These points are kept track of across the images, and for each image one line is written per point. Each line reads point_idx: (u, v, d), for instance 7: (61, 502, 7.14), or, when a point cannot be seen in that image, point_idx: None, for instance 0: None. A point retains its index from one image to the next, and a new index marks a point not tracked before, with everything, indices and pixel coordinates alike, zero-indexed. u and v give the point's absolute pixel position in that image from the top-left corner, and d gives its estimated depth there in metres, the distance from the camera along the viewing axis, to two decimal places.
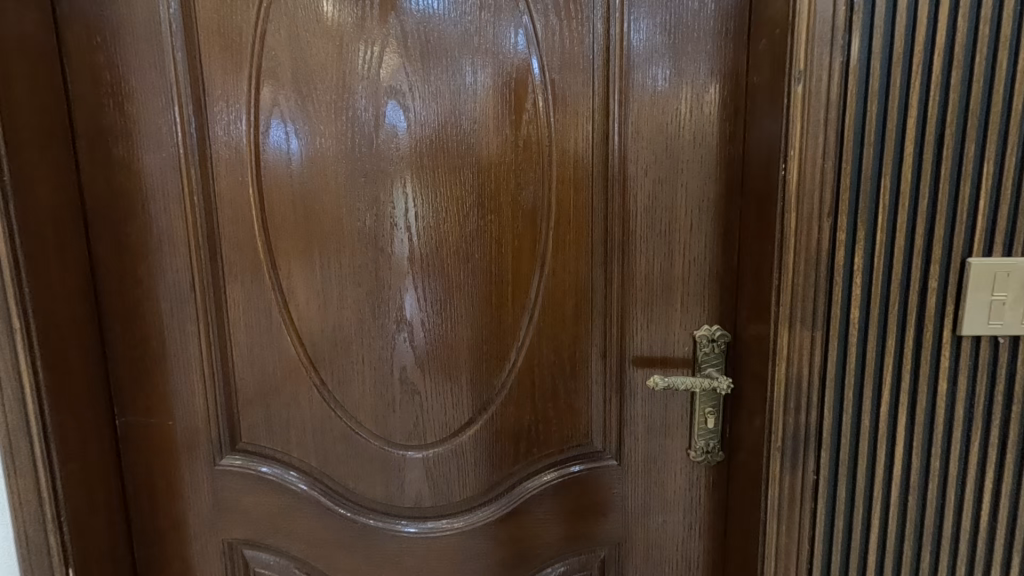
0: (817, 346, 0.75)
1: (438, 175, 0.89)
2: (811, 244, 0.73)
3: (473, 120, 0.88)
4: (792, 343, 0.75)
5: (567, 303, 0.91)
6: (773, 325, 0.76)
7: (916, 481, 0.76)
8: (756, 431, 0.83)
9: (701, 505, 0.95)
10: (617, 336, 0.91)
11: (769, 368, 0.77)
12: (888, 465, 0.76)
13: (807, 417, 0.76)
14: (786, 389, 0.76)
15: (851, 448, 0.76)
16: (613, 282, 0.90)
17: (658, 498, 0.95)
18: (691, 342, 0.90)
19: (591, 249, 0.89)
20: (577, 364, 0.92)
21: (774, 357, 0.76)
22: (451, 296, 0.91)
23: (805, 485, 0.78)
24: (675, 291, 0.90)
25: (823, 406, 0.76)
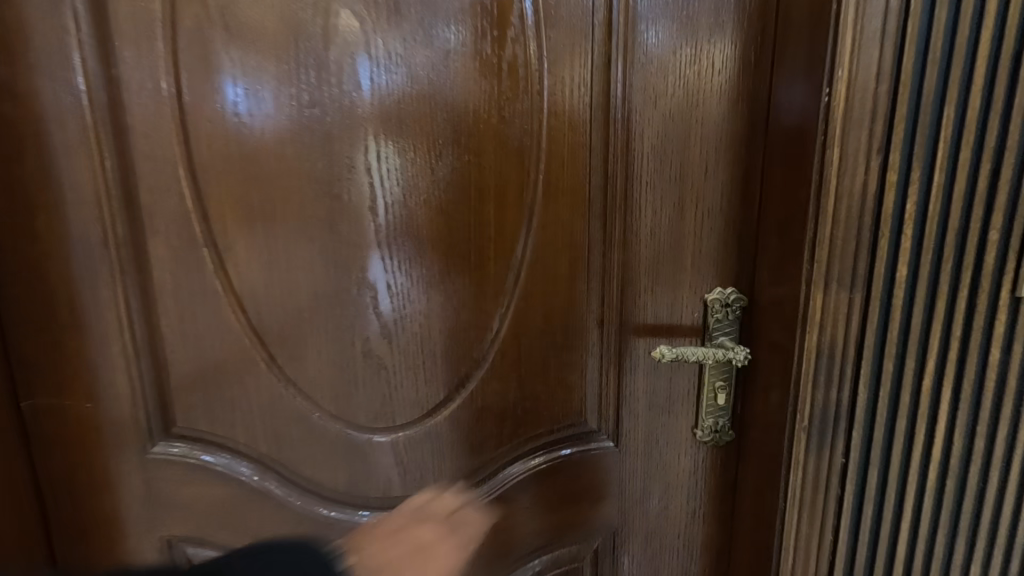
0: (857, 309, 0.64)
1: (407, 110, 0.73)
2: (857, 187, 0.61)
3: (450, 40, 0.72)
4: (829, 305, 0.64)
5: (560, 262, 0.78)
6: (807, 285, 0.65)
7: (958, 466, 0.66)
8: (774, 406, 0.72)
9: (707, 490, 0.84)
10: (619, 300, 0.79)
11: (799, 335, 0.66)
12: (927, 447, 0.67)
13: (840, 391, 0.66)
14: (818, 359, 0.65)
15: (886, 427, 0.67)
16: (613, 239, 0.77)
17: (659, 483, 0.84)
18: (702, 307, 0.78)
19: (589, 198, 0.76)
20: (572, 333, 0.80)
21: (807, 322, 0.65)
22: (424, 255, 0.77)
23: (832, 470, 0.68)
24: (684, 249, 0.77)
25: (859, 378, 0.65)
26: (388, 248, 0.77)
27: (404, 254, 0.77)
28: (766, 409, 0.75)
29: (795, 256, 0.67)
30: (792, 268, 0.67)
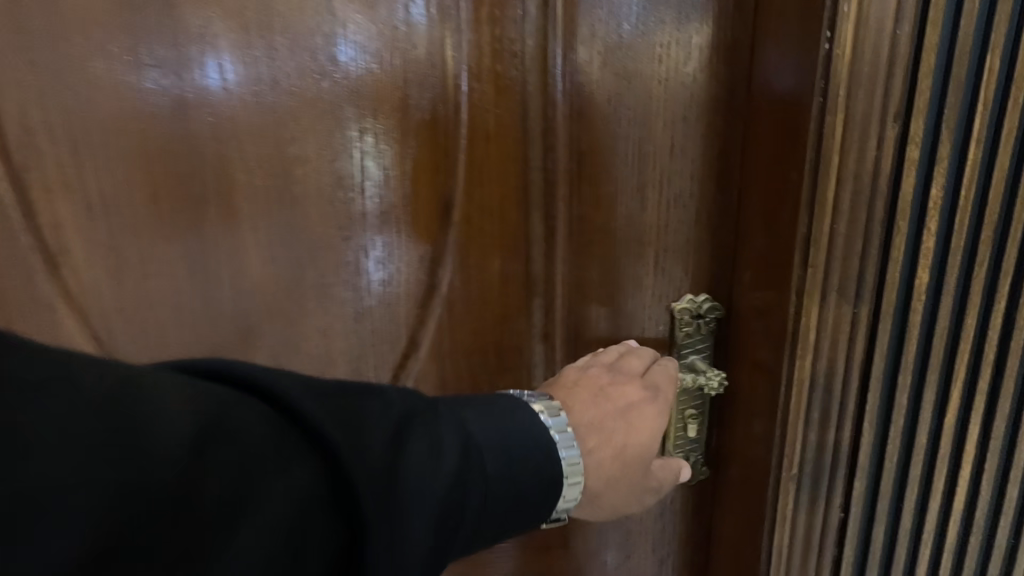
0: (862, 329, 0.49)
1: (321, 84, 0.56)
2: (863, 169, 0.46)
3: (397, 6, 0.55)
4: (827, 325, 0.49)
5: (492, 264, 0.62)
6: (798, 298, 0.50)
7: (984, 520, 0.53)
8: (754, 441, 0.58)
9: (677, 536, 0.70)
10: (567, 312, 0.64)
11: (786, 362, 0.51)
12: (946, 498, 0.53)
13: (838, 432, 0.52)
14: (811, 392, 0.51)
15: (897, 475, 0.53)
16: (559, 234, 0.61)
17: (619, 527, 0.70)
18: (667, 320, 0.63)
19: (527, 184, 0.60)
20: (511, 352, 0.65)
21: (798, 346, 0.50)
22: (318, 259, 0.61)
23: (827, 527, 0.54)
24: (646, 247, 0.61)
25: (859, 417, 0.51)
26: (269, 250, 0.60)
27: (292, 258, 0.60)
28: (748, 447, 0.60)
29: (784, 260, 0.50)
30: (778, 274, 0.51)
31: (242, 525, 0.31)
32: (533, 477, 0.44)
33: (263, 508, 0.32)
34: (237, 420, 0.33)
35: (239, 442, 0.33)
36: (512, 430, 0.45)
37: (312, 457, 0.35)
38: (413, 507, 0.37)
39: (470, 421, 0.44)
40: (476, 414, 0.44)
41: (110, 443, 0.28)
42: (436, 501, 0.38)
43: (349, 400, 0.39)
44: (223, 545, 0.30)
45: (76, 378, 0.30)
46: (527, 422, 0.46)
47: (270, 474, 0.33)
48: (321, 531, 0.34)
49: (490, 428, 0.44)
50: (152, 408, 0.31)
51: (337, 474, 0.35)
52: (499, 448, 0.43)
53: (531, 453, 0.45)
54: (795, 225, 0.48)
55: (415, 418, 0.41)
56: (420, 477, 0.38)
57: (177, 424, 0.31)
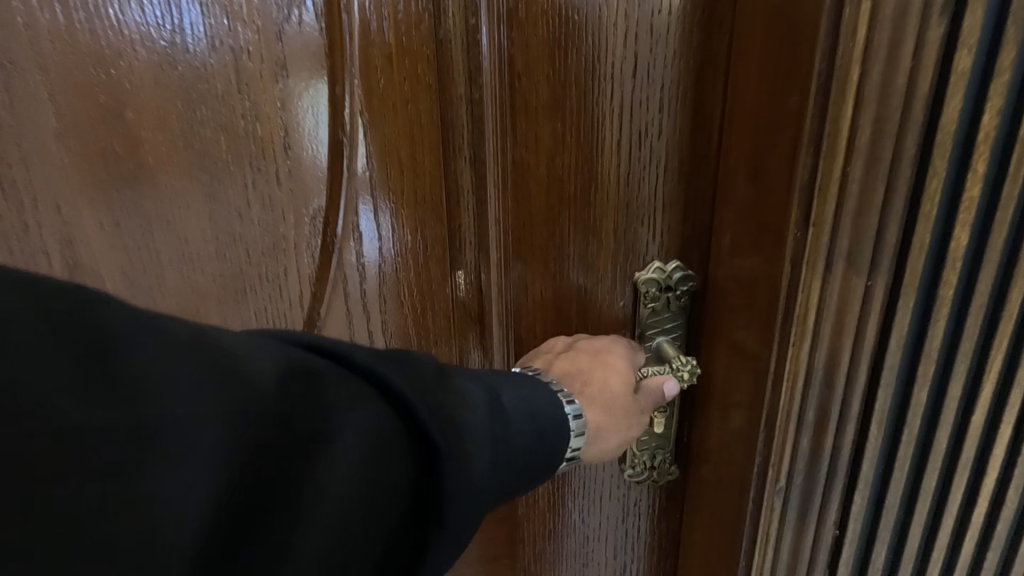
0: (875, 309, 0.37)
1: None
2: (894, 86, 0.33)
3: None
4: (830, 304, 0.38)
5: (407, 227, 0.49)
6: (793, 267, 0.38)
7: (1001, 543, 0.44)
8: (732, 440, 0.47)
9: (641, 544, 0.59)
10: (506, 285, 0.52)
11: (773, 350, 0.40)
12: (959, 517, 0.43)
13: (837, 436, 0.41)
14: (805, 388, 0.40)
15: (908, 485, 0.42)
16: (493, 186, 0.49)
17: (575, 528, 0.60)
18: (631, 295, 0.49)
19: (452, 121, 0.47)
20: (440, 334, 0.53)
21: (795, 331, 0.39)
22: (175, 223, 0.46)
23: (818, 544, 0.44)
24: (603, 202, 0.46)
25: (866, 418, 0.40)
26: (109, 213, 0.46)
27: (140, 223, 0.46)
28: (726, 453, 0.48)
29: (777, 217, 0.38)
30: (769, 234, 0.39)
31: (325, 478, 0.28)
32: (558, 434, 0.40)
33: (338, 462, 0.28)
34: (309, 371, 0.29)
35: (314, 395, 0.29)
36: (534, 397, 0.40)
37: (380, 411, 0.31)
38: (479, 463, 0.34)
39: (497, 386, 0.39)
40: (503, 382, 0.40)
41: (197, 389, 0.24)
42: (495, 460, 0.35)
43: (409, 361, 0.35)
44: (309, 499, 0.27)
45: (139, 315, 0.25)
46: (544, 394, 0.40)
47: (341, 426, 0.29)
48: (391, 488, 0.30)
49: (515, 398, 0.39)
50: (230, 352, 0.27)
51: (404, 427, 0.31)
52: (523, 410, 0.38)
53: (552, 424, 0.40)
54: (794, 169, 0.36)
55: (463, 375, 0.37)
56: (485, 433, 0.34)
57: (255, 372, 0.27)
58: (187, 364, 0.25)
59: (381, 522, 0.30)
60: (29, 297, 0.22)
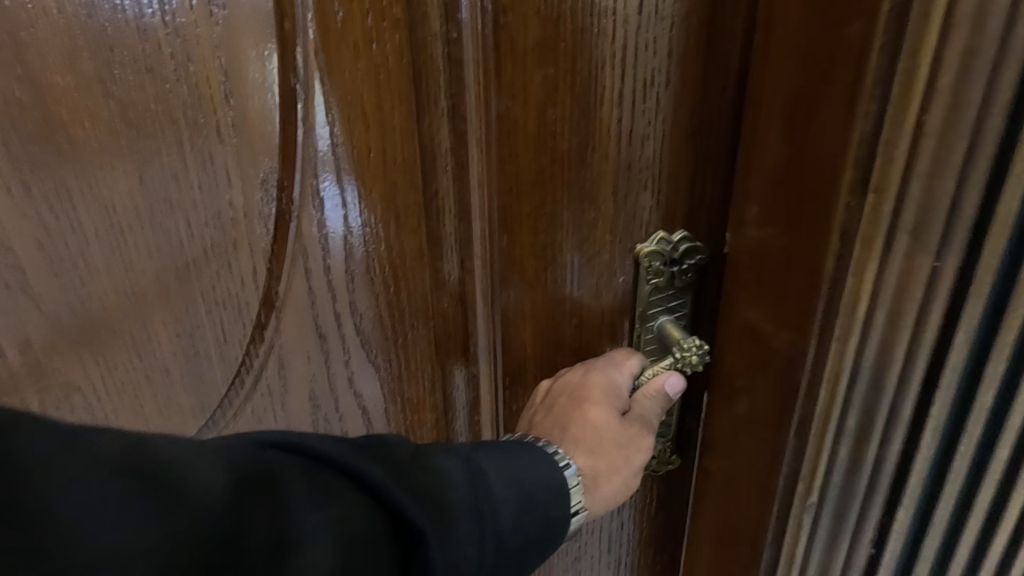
0: (943, 286, 0.34)
1: None
2: (988, 21, 0.28)
3: None
4: (889, 284, 0.34)
5: (373, 194, 0.42)
6: (843, 239, 0.34)
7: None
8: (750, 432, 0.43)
9: (637, 533, 0.55)
10: (491, 262, 0.45)
11: (814, 332, 0.37)
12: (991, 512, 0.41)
13: (883, 421, 0.38)
14: (856, 364, 0.37)
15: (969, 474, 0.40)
16: (475, 145, 0.41)
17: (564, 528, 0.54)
18: (632, 269, 0.44)
19: (426, 67, 0.39)
20: (416, 322, 0.47)
21: (843, 312, 0.36)
22: (97, 186, 0.39)
23: (867, 531, 0.43)
24: (604, 164, 0.41)
25: (911, 400, 0.38)
26: (16, 171, 0.38)
27: (55, 183, 0.39)
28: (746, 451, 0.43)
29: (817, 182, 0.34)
30: (809, 205, 0.34)
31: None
32: (559, 515, 0.35)
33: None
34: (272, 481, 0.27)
35: (271, 507, 0.26)
36: (532, 470, 0.35)
37: (350, 507, 0.28)
38: (469, 556, 0.31)
39: (489, 460, 0.34)
40: (497, 453, 0.35)
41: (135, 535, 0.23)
42: (481, 559, 0.31)
43: (380, 446, 0.31)
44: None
45: (79, 443, 0.23)
46: (542, 466, 0.36)
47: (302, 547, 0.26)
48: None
49: (509, 477, 0.34)
50: (175, 477, 0.24)
51: (382, 532, 0.28)
52: (519, 489, 0.34)
53: (550, 502, 0.35)
54: (851, 123, 0.31)
55: (452, 453, 0.33)
56: (466, 532, 0.31)
57: (201, 494, 0.24)
58: (129, 502, 0.23)
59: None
60: None
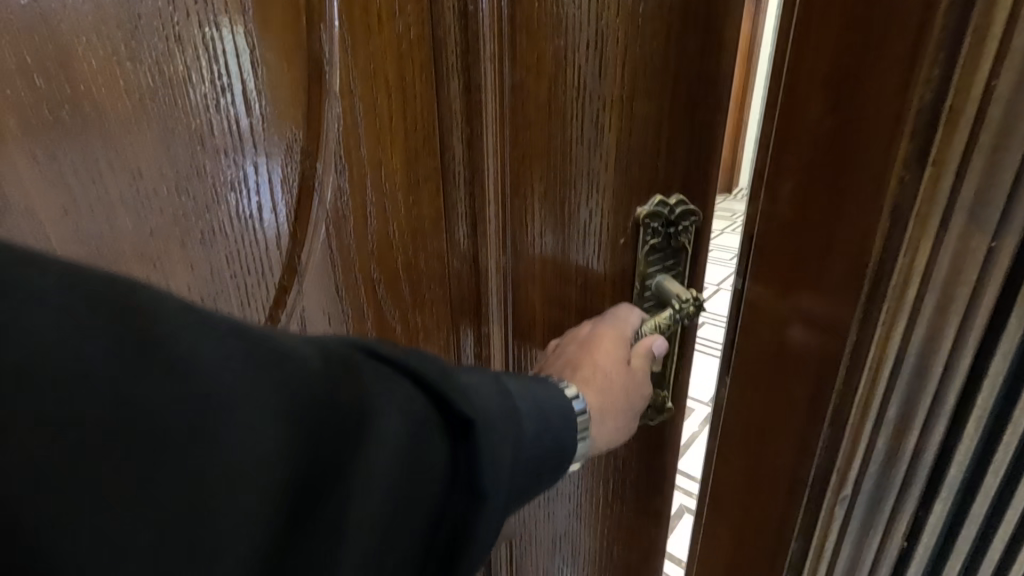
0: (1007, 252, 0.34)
1: None
2: None
3: None
4: (947, 254, 0.34)
5: (394, 164, 0.45)
6: (893, 212, 0.34)
7: (994, 502, 0.45)
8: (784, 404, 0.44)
9: (636, 461, 0.64)
10: (503, 224, 0.49)
11: (862, 303, 0.37)
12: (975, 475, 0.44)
13: (918, 395, 0.38)
14: (905, 343, 0.37)
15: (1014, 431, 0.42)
16: (489, 115, 0.45)
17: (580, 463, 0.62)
18: (631, 232, 0.50)
19: (443, 46, 0.43)
20: (437, 283, 0.50)
21: (892, 284, 0.35)
22: (118, 151, 0.38)
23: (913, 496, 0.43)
24: (606, 133, 0.46)
25: (960, 366, 0.38)
26: (25, 136, 0.35)
27: (72, 148, 0.37)
28: (782, 428, 0.44)
29: (879, 157, 0.34)
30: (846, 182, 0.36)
31: (363, 476, 0.26)
32: (571, 432, 0.40)
33: (374, 460, 0.26)
34: (347, 362, 0.28)
35: (354, 388, 0.27)
36: (547, 397, 0.39)
37: (415, 399, 0.30)
38: (506, 459, 0.33)
39: (513, 384, 0.38)
40: (517, 380, 0.39)
41: (255, 384, 0.23)
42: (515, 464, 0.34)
43: (433, 358, 0.33)
44: (342, 506, 0.25)
45: (195, 310, 0.23)
46: (554, 391, 0.40)
47: (375, 416, 0.27)
48: (424, 486, 0.29)
49: (530, 400, 0.38)
50: (276, 343, 0.25)
51: (435, 417, 0.30)
52: (538, 407, 0.38)
53: (562, 426, 0.39)
54: (909, 90, 0.32)
55: (479, 370, 0.37)
56: (507, 437, 0.33)
57: (299, 366, 0.25)
58: (242, 356, 0.23)
59: (405, 529, 0.28)
60: (80, 292, 0.21)
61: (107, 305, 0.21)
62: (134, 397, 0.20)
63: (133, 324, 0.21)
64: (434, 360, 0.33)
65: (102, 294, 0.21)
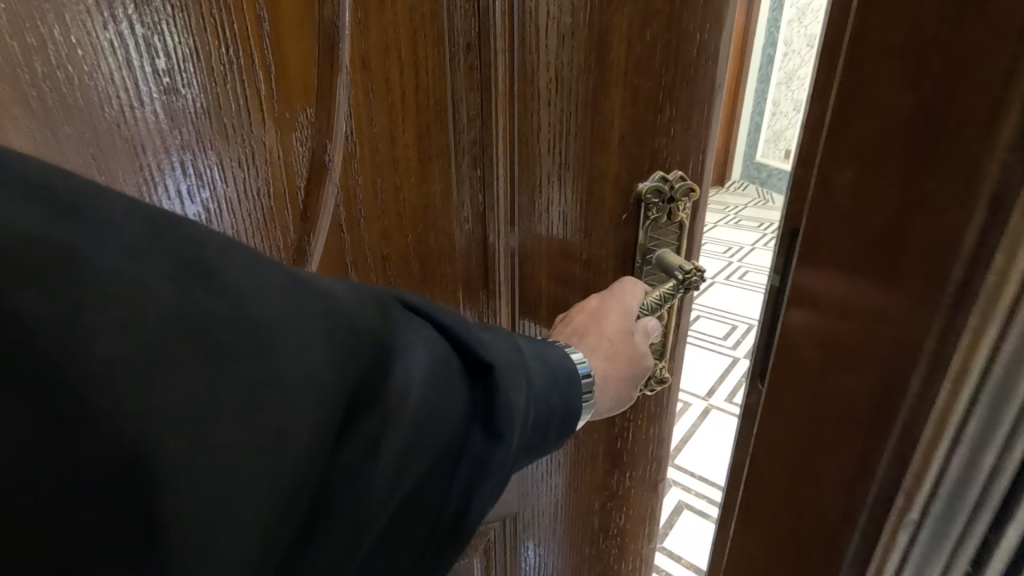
0: None
1: None
2: None
3: None
4: None
5: (407, 140, 0.46)
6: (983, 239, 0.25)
7: None
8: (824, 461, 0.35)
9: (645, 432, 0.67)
10: (508, 198, 0.52)
11: (940, 318, 0.27)
12: None
13: None
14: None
15: None
16: (498, 90, 0.47)
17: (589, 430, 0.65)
18: (632, 206, 0.52)
19: (455, 23, 0.45)
20: (450, 260, 0.51)
21: (984, 286, 0.25)
22: (121, 128, 0.35)
23: None
24: (610, 108, 0.48)
25: None
26: (23, 115, 0.33)
27: (73, 125, 0.34)
28: (820, 472, 0.36)
29: (973, 98, 0.25)
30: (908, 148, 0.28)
31: (394, 399, 0.30)
32: (576, 392, 0.42)
33: (406, 386, 0.31)
34: (385, 308, 0.32)
35: (388, 325, 0.31)
36: (555, 355, 0.42)
37: (437, 339, 0.34)
38: (520, 405, 0.36)
39: (524, 341, 0.41)
40: (526, 338, 0.42)
41: (304, 319, 0.27)
42: (529, 406, 0.37)
43: (454, 310, 0.38)
44: (378, 423, 0.29)
45: (245, 253, 0.27)
46: (561, 353, 0.43)
47: (406, 352, 0.31)
48: (447, 418, 0.33)
49: (538, 355, 0.41)
50: (319, 283, 0.29)
51: (456, 359, 0.35)
52: (547, 365, 0.41)
53: (569, 385, 0.42)
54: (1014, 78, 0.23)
55: (499, 329, 0.40)
56: (521, 383, 0.37)
57: (340, 302, 0.29)
58: (288, 289, 0.27)
59: (428, 453, 0.32)
60: (149, 226, 0.24)
61: (163, 248, 0.24)
62: (199, 316, 0.24)
63: (192, 254, 0.25)
64: (454, 312, 0.37)
65: (164, 228, 0.24)
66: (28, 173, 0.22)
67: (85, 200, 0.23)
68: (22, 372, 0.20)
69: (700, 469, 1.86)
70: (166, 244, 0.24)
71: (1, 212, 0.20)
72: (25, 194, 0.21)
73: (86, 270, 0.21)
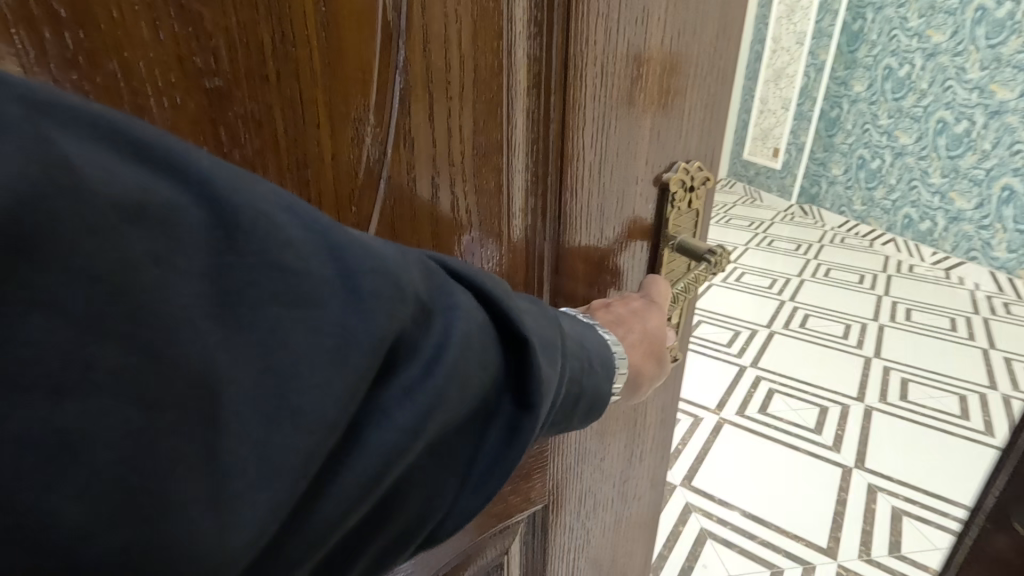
0: None
1: None
2: None
3: None
4: None
5: (461, 136, 0.47)
6: None
7: None
8: None
9: (647, 410, 0.78)
10: (545, 187, 0.53)
11: None
12: None
13: None
14: None
15: None
16: (548, 89, 0.50)
17: (610, 424, 0.72)
18: (656, 197, 0.59)
19: (512, 25, 0.46)
20: (492, 247, 0.52)
21: None
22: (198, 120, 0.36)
23: None
24: (645, 104, 0.54)
25: None
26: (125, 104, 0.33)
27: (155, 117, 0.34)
28: None
29: None
30: None
31: (429, 350, 0.33)
32: (607, 375, 0.45)
33: (444, 341, 0.33)
34: (429, 272, 0.35)
35: (444, 295, 0.34)
36: (589, 336, 0.45)
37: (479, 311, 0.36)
38: (547, 374, 0.38)
39: (565, 321, 0.43)
40: (565, 317, 0.44)
41: (359, 273, 0.30)
42: (560, 379, 0.40)
43: (499, 281, 0.39)
44: (418, 369, 0.32)
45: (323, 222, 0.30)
46: (595, 335, 0.45)
47: (443, 313, 0.34)
48: (479, 372, 0.35)
49: (574, 332, 0.43)
50: (374, 247, 0.31)
51: (493, 330, 0.37)
52: (582, 345, 0.43)
53: (599, 365, 0.44)
54: None
55: (540, 304, 0.42)
56: (555, 359, 0.39)
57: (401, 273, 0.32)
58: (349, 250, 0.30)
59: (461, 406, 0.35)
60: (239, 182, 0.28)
61: (226, 199, 0.26)
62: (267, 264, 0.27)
63: (273, 217, 0.28)
64: (504, 287, 0.39)
65: (255, 193, 0.28)
66: (107, 121, 0.25)
67: (177, 156, 0.26)
68: (119, 306, 0.23)
69: (719, 491, 1.90)
70: (257, 204, 0.27)
71: (122, 171, 0.24)
72: (138, 156, 0.25)
73: (185, 219, 0.25)
